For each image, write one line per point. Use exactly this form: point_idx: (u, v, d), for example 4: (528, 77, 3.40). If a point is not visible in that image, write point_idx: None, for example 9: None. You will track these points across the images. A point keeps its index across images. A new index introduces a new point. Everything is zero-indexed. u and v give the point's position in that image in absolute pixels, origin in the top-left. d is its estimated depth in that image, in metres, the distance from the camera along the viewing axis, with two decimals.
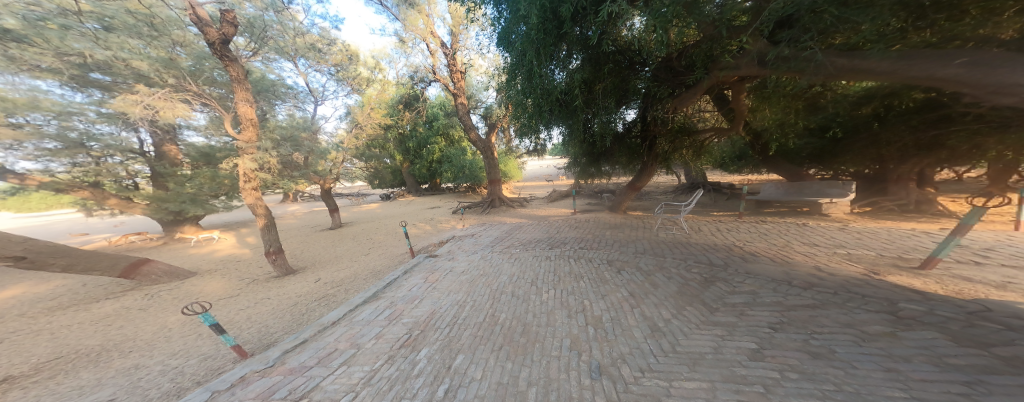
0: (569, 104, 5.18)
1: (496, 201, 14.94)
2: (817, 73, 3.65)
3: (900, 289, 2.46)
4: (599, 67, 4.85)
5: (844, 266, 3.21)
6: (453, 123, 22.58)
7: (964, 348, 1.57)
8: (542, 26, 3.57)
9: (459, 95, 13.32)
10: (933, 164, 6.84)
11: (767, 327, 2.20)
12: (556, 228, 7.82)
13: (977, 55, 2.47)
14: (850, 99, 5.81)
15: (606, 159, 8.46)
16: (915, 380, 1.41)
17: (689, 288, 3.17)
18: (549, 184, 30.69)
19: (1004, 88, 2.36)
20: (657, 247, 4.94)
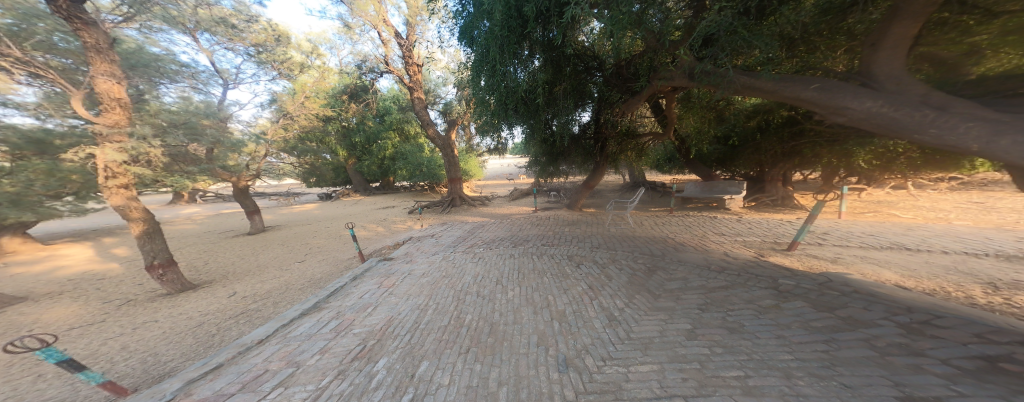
0: (531, 106, 5.32)
1: (456, 200, 14.55)
2: (728, 88, 4.26)
3: (778, 267, 3.29)
4: (558, 70, 5.05)
5: (742, 251, 4.12)
6: (409, 118, 21.77)
7: (821, 312, 2.35)
8: (506, 23, 3.60)
9: (415, 89, 12.86)
10: (792, 167, 9.08)
11: (697, 308, 2.75)
12: (517, 226, 8.03)
13: (824, 82, 3.30)
14: (745, 112, 7.29)
15: (563, 159, 9.03)
16: (795, 343, 2.05)
17: (637, 277, 3.68)
18: (511, 182, 31.22)
19: (836, 110, 3.23)
20: (609, 242, 5.50)
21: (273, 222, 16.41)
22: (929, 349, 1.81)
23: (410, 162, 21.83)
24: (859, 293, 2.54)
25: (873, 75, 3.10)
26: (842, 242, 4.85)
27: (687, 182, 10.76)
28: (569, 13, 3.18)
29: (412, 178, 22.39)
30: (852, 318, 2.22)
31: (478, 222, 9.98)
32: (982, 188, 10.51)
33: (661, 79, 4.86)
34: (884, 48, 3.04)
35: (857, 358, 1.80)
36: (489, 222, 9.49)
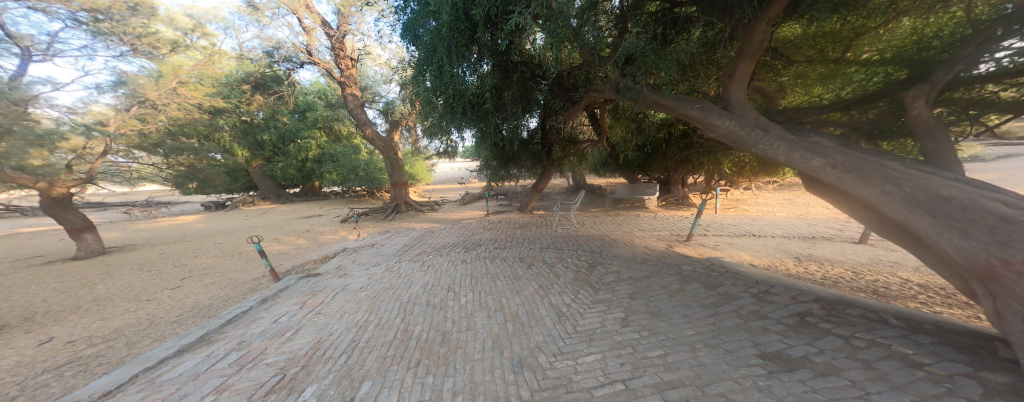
0: (480, 111, 5.37)
1: (401, 205, 14.67)
2: (640, 103, 4.80)
3: (682, 259, 4.31)
4: (507, 76, 5.23)
5: (657, 245, 5.31)
6: (340, 116, 18.91)
7: (709, 291, 3.29)
8: (453, 25, 3.55)
9: (348, 85, 12.28)
10: (688, 171, 11.49)
11: (629, 297, 3.45)
12: (469, 231, 8.03)
13: (703, 104, 4.04)
14: (656, 124, 8.57)
15: (512, 162, 9.58)
16: (695, 319, 2.78)
17: (581, 274, 4.30)
18: (462, 186, 30.91)
19: (710, 128, 4.00)
20: (557, 242, 6.12)
21: (126, 243, 12.09)
22: (769, 312, 2.66)
23: (344, 166, 19.07)
24: (731, 275, 3.59)
25: (730, 100, 3.95)
26: (719, 235, 6.50)
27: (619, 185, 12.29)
28: (513, 24, 3.24)
29: (349, 183, 19.61)
30: (725, 294, 3.16)
31: (426, 229, 9.61)
32: (790, 189, 15.29)
33: (594, 91, 5.34)
34: (737, 79, 3.89)
35: (733, 326, 2.54)
36: (439, 228, 9.24)
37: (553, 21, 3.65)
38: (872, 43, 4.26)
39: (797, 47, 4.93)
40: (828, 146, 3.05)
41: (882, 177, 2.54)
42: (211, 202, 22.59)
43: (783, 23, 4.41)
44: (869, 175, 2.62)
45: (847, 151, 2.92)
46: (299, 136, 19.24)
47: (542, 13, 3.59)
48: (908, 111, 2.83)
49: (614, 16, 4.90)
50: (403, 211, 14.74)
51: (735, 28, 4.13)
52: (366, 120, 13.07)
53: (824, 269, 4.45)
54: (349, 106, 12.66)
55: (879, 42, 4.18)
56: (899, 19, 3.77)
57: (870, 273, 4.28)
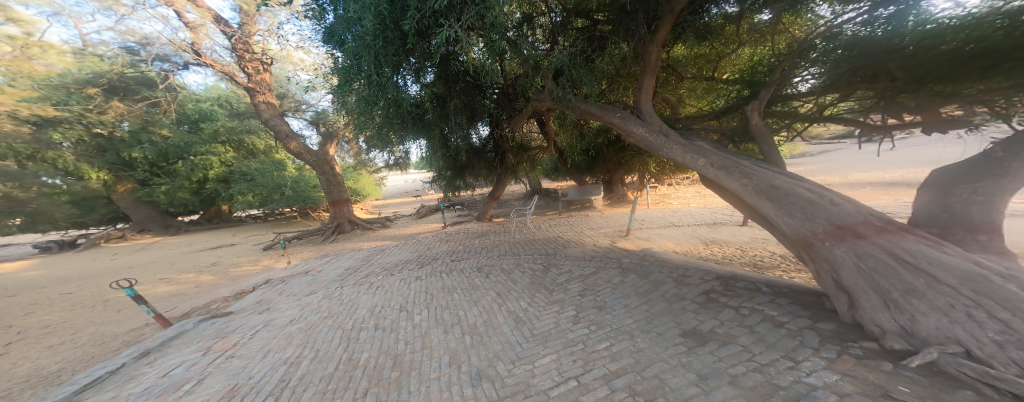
0: (422, 120, 5.29)
1: (343, 224, 13.34)
2: (573, 112, 5.15)
3: (623, 255, 4.79)
4: (451, 85, 5.22)
5: (603, 242, 5.85)
6: (250, 127, 16.83)
7: (645, 282, 3.83)
8: (380, 34, 3.44)
9: (257, 91, 10.82)
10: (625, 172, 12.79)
11: (580, 294, 3.70)
12: (424, 246, 7.64)
13: (623, 114, 4.58)
14: (594, 130, 9.31)
15: (467, 171, 9.58)
16: (633, 307, 3.23)
17: (536, 277, 4.44)
18: (415, 200, 29.45)
19: (630, 134, 4.52)
20: (514, 248, 6.23)
21: None
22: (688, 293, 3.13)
23: (264, 184, 16.41)
24: (656, 262, 4.38)
25: (642, 110, 4.49)
26: (652, 228, 7.39)
27: (570, 188, 13.07)
28: (444, 35, 3.27)
29: (275, 205, 16.92)
30: (653, 281, 3.80)
31: (373, 248, 8.88)
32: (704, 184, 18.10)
33: (533, 99, 5.57)
34: (644, 92, 4.42)
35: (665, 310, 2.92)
36: (391, 245, 8.63)
37: (486, 33, 3.74)
38: (730, 66, 5.70)
39: (685, 65, 5.84)
40: (706, 148, 3.88)
41: (741, 172, 3.45)
42: (50, 242, 16.92)
43: (673, 44, 5.21)
44: (732, 170, 3.50)
45: (719, 152, 3.79)
46: (192, 151, 16.05)
47: (474, 26, 3.66)
48: (750, 121, 3.81)
49: (546, 31, 5.21)
50: (345, 230, 13.34)
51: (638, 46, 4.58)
52: (290, 133, 11.63)
53: (729, 251, 5.47)
54: (262, 116, 11.06)
55: (733, 66, 5.65)
56: (742, 48, 5.15)
57: (758, 251, 5.36)
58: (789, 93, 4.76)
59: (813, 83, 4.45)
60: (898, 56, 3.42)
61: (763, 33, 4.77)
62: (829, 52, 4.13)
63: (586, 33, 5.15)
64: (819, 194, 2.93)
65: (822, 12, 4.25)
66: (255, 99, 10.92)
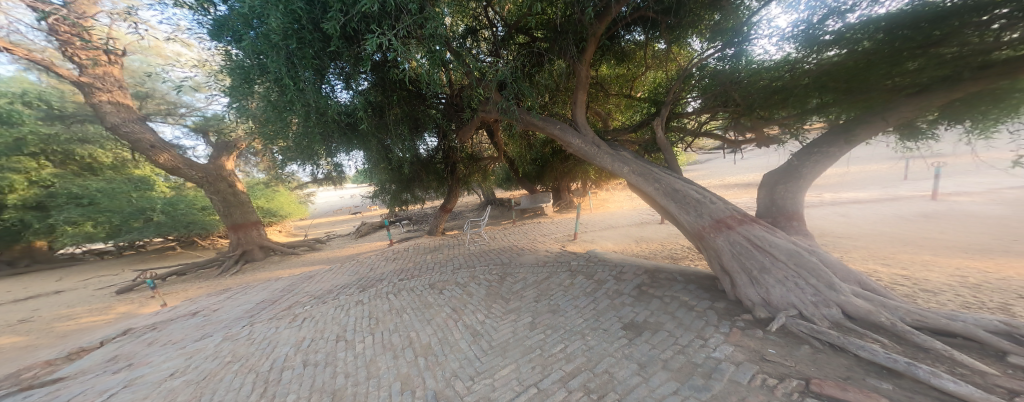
0: (354, 129, 4.94)
1: (254, 249, 11.54)
2: (517, 125, 5.30)
3: (571, 260, 5.17)
4: (389, 93, 5.00)
5: (555, 249, 6.22)
6: (87, 134, 12.22)
7: (591, 282, 4.17)
8: (290, 34, 3.12)
9: (95, 86, 8.62)
10: (572, 180, 13.69)
11: (536, 300, 3.87)
12: (367, 267, 6.92)
13: (561, 127, 4.98)
14: (540, 143, 9.79)
15: (416, 183, 9.10)
16: (583, 307, 3.51)
17: (493, 288, 4.48)
18: (354, 218, 26.65)
19: (569, 146, 4.93)
20: (469, 261, 6.12)
21: None
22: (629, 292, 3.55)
23: (113, 209, 12.86)
24: (599, 262, 4.90)
25: (578, 124, 4.94)
26: (595, 230, 8.13)
27: (523, 197, 13.46)
28: (374, 44, 3.11)
29: (138, 235, 13.66)
30: (598, 280, 4.21)
31: (299, 275, 7.70)
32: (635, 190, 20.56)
33: (480, 110, 5.59)
34: (578, 106, 4.85)
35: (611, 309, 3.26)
36: (329, 268, 7.67)
37: (426, 43, 3.65)
38: (644, 84, 6.59)
39: (610, 84, 6.60)
40: (628, 156, 4.55)
41: (651, 177, 4.23)
42: None
43: (598, 64, 6.00)
44: (645, 175, 4.27)
45: (634, 160, 4.50)
46: None
47: (412, 35, 3.56)
48: (656, 132, 4.56)
49: (489, 45, 5.24)
50: (255, 258, 11.60)
51: (572, 63, 4.97)
52: (162, 142, 9.55)
53: (661, 246, 6.31)
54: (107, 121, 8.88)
55: (645, 85, 6.57)
56: (648, 71, 6.08)
57: (676, 244, 6.36)
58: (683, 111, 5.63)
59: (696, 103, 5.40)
60: (738, 85, 4.49)
61: (661, 59, 5.67)
62: (700, 80, 5.13)
63: (526, 48, 5.30)
64: (704, 195, 3.87)
65: (695, 47, 5.30)
66: (93, 97, 8.66)
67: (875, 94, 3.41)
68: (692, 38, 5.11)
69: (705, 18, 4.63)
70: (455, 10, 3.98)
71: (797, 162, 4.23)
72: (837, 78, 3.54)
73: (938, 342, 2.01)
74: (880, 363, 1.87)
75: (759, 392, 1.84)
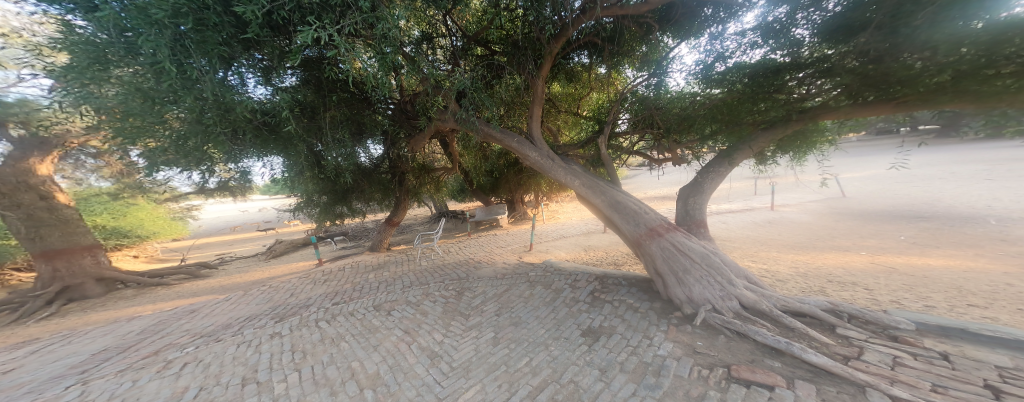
0: (276, 130, 4.23)
1: (87, 284, 8.84)
2: (474, 135, 5.20)
3: (527, 272, 5.23)
4: (324, 93, 4.51)
5: (511, 260, 6.29)
6: None
7: (549, 292, 4.26)
8: (183, 11, 2.61)
9: None
10: (526, 192, 14.06)
11: (496, 315, 3.78)
12: (288, 293, 5.86)
13: (518, 139, 5.06)
14: (494, 155, 9.95)
15: (354, 194, 8.07)
16: (543, 317, 3.57)
17: (450, 304, 4.25)
18: (266, 234, 22.76)
19: (526, 159, 5.05)
20: (422, 277, 5.73)
21: None
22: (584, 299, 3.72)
23: None
24: (556, 271, 5.03)
25: (534, 138, 5.10)
26: (548, 241, 8.43)
27: (478, 209, 13.28)
28: (308, 36, 2.73)
29: None
30: (556, 289, 4.33)
31: (182, 310, 6.01)
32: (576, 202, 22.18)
33: (436, 119, 5.35)
34: (533, 119, 5.04)
35: None
36: (230, 297, 6.35)
37: (375, 44, 3.40)
38: (588, 103, 7.13)
39: (560, 101, 7.02)
40: (578, 169, 4.85)
41: (596, 189, 4.57)
42: None
43: (551, 81, 6.35)
44: (593, 187, 4.58)
45: (581, 172, 4.83)
46: None
47: (360, 34, 3.33)
48: (600, 145, 4.98)
49: (445, 54, 5.20)
50: (86, 295, 8.80)
51: (528, 79, 5.15)
52: None
53: (608, 253, 6.84)
54: None
55: (590, 103, 7.08)
56: (592, 93, 6.67)
57: (618, 251, 6.98)
58: (618, 131, 5.89)
59: (626, 124, 5.73)
60: (660, 110, 5.15)
61: (603, 82, 6.26)
62: (631, 104, 5.46)
63: (484, 60, 5.35)
64: (641, 205, 4.32)
65: (629, 76, 5.92)
66: None
67: (744, 126, 4.59)
68: (627, 66, 5.74)
69: (637, 49, 5.27)
70: (410, 13, 3.82)
71: (700, 178, 4.96)
72: (722, 112, 4.69)
73: (800, 323, 2.73)
74: (771, 344, 2.44)
75: (698, 383, 2.09)
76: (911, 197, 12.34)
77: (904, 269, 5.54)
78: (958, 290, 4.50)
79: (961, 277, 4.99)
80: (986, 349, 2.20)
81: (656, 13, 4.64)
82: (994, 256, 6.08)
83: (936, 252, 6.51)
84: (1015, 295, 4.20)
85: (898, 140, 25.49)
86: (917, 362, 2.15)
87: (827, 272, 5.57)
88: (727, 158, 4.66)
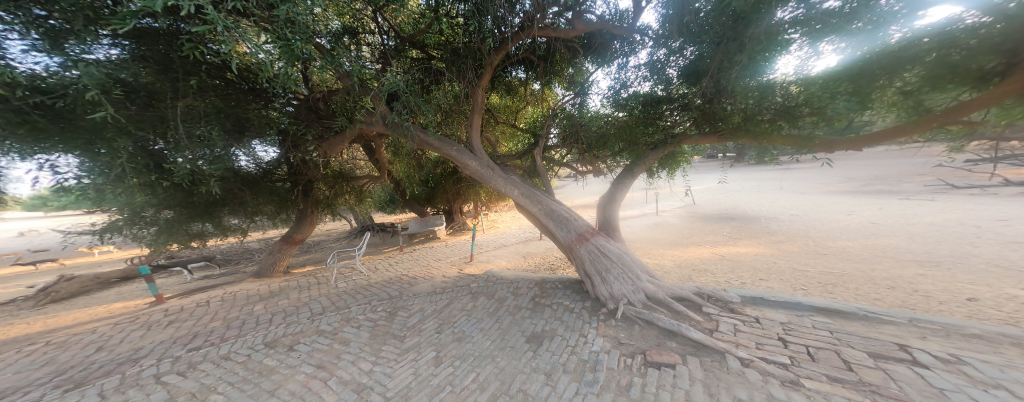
0: (67, 115, 2.84)
1: None
2: (410, 141, 4.84)
3: (466, 284, 5.07)
4: (167, 72, 3.28)
5: (450, 272, 6.05)
6: None
7: (492, 301, 4.22)
8: None
9: None
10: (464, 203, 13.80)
11: (436, 332, 3.52)
12: (121, 339, 4.13)
13: (459, 148, 4.94)
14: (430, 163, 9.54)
15: (228, 207, 5.72)
16: (487, 328, 3.49)
17: (379, 328, 3.77)
18: (60, 266, 15.41)
19: (469, 170, 4.97)
20: (343, 300, 4.98)
21: None
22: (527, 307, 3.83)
23: None
24: (497, 280, 5.02)
25: (474, 147, 5.06)
26: (489, 250, 8.39)
27: (410, 220, 12.17)
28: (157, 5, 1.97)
29: None
30: (499, 298, 4.30)
31: None
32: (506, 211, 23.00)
33: (360, 121, 4.73)
34: (474, 128, 5.00)
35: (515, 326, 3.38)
36: None
37: (274, 29, 2.84)
38: (525, 115, 7.39)
39: (498, 112, 7.15)
40: (516, 179, 5.00)
41: (532, 198, 4.78)
42: None
43: (490, 92, 6.46)
44: (530, 197, 4.77)
45: (519, 181, 4.96)
46: None
47: (253, 14, 2.80)
48: (535, 155, 5.25)
49: (374, 55, 4.85)
50: None
51: (468, 87, 5.08)
52: None
53: (544, 259, 7.22)
54: None
55: (527, 115, 7.33)
56: (527, 107, 7.00)
57: (553, 256, 7.44)
58: (550, 145, 6.36)
59: (556, 138, 6.20)
60: (583, 127, 5.68)
61: (536, 98, 6.65)
62: (561, 119, 5.96)
63: (421, 64, 5.03)
64: (573, 214, 4.67)
65: (559, 93, 6.41)
66: None
67: (641, 146, 5.38)
68: (557, 84, 6.25)
69: (564, 69, 5.80)
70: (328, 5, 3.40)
71: (613, 189, 5.63)
72: (624, 136, 5.40)
73: (683, 307, 3.40)
74: (669, 327, 2.94)
75: (626, 372, 2.35)
76: (733, 202, 17.23)
77: (730, 256, 7.82)
78: (756, 269, 6.67)
79: (761, 261, 7.30)
80: (776, 310, 3.29)
81: (582, 40, 5.27)
82: (770, 243, 9.21)
83: (743, 242, 9.41)
84: (783, 271, 6.47)
85: (719, 162, 35.80)
86: (747, 327, 2.96)
87: (696, 262, 7.22)
88: (630, 171, 5.38)
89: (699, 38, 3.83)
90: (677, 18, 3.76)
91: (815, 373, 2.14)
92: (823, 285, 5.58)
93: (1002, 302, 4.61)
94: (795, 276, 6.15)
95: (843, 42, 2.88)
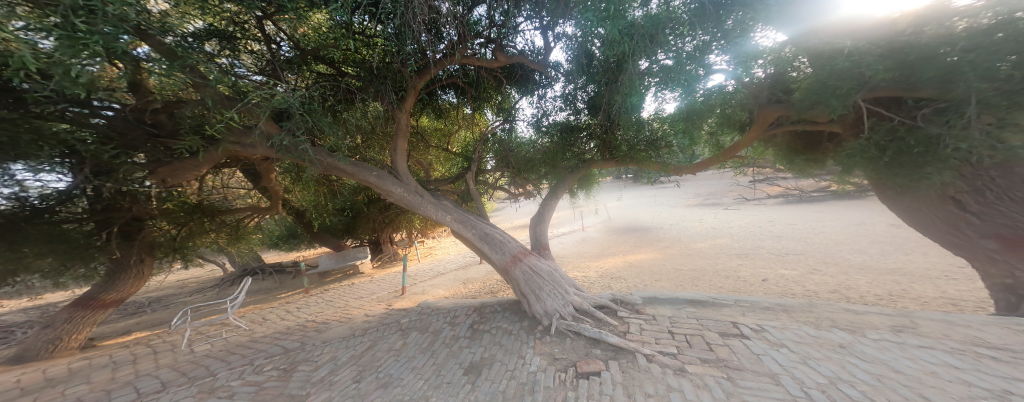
0: None
1: None
2: (313, 164, 4.25)
3: (391, 321, 4.58)
4: None
5: (376, 310, 5.42)
6: None
7: (423, 336, 3.91)
8: None
9: None
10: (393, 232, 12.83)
11: (354, 382, 3.03)
12: None
13: (379, 173, 4.63)
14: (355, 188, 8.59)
15: None
16: (419, 366, 3.19)
17: (269, 390, 3.05)
18: None
19: (388, 195, 4.65)
20: (216, 363, 3.91)
21: None
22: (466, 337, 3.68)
23: None
24: (433, 311, 4.70)
25: (401, 172, 4.85)
26: (425, 281, 7.81)
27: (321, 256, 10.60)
28: None
29: None
30: (433, 331, 4.01)
31: None
32: None
33: (229, 142, 3.73)
34: (399, 154, 4.83)
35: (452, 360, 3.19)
36: None
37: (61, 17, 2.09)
38: (458, 139, 7.42)
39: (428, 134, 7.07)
40: (449, 205, 4.96)
41: (461, 221, 4.76)
42: None
43: (419, 114, 6.46)
44: (464, 222, 4.75)
45: (451, 207, 4.93)
46: None
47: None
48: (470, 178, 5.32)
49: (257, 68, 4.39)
50: None
51: (389, 109, 4.88)
52: None
53: (483, 284, 7.07)
54: None
55: (460, 138, 7.37)
56: (459, 129, 7.05)
57: (493, 279, 7.40)
58: (484, 168, 6.58)
59: (492, 162, 6.54)
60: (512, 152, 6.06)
61: (469, 122, 6.82)
62: (492, 144, 6.27)
63: (329, 81, 4.64)
64: (508, 239, 4.72)
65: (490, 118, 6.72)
66: None
67: (560, 169, 5.94)
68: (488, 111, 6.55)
69: (494, 97, 6.16)
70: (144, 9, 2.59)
71: (543, 208, 5.98)
72: (546, 157, 5.90)
73: (603, 314, 3.72)
74: (592, 336, 3.16)
75: (559, 387, 2.41)
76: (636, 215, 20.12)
77: (632, 263, 9.01)
78: (647, 272, 7.83)
79: (652, 265, 8.58)
80: (664, 307, 3.85)
81: (504, 70, 5.66)
82: (660, 248, 11.00)
83: (641, 249, 11.02)
84: (666, 271, 7.73)
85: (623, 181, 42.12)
86: (648, 325, 3.37)
87: (605, 271, 8.11)
88: (554, 192, 5.89)
89: (591, 76, 4.49)
90: (578, 60, 4.35)
91: (694, 358, 2.54)
92: (691, 280, 6.86)
93: (776, 279, 6.56)
94: (674, 274, 7.40)
95: (675, 92, 3.77)
